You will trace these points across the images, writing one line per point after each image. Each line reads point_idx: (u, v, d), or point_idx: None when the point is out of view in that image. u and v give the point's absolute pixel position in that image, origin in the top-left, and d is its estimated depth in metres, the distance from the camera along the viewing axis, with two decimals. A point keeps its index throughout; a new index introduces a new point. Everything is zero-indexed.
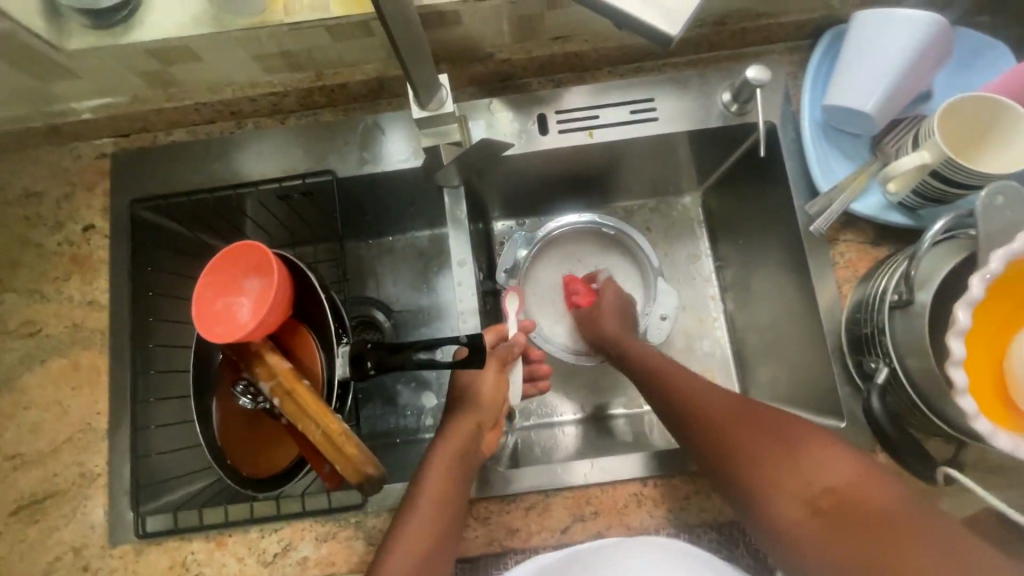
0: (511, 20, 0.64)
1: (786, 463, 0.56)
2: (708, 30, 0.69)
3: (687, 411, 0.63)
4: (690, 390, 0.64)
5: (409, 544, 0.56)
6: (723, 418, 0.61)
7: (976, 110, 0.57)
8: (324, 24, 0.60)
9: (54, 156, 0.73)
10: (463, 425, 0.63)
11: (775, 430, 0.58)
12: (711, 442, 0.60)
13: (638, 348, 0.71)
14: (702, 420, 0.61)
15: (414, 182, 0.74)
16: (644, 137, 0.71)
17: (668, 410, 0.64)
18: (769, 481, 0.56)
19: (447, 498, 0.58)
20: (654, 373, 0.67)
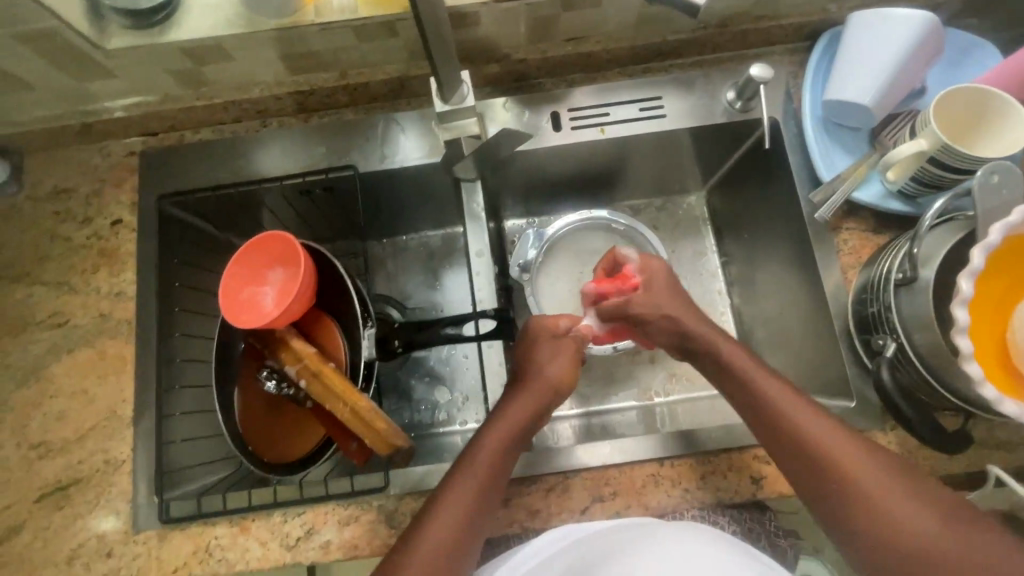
0: (528, 22, 0.67)
1: (873, 488, 0.53)
2: (712, 32, 0.73)
3: (783, 423, 0.57)
4: (786, 403, 0.58)
5: (443, 525, 0.56)
6: (827, 437, 0.56)
7: (969, 101, 0.60)
8: (352, 24, 0.63)
9: (83, 155, 0.75)
10: (527, 405, 0.63)
11: (869, 448, 0.55)
12: (807, 458, 0.56)
13: (737, 355, 0.63)
14: (793, 435, 0.57)
15: (432, 177, 0.77)
16: (653, 133, 0.75)
17: (759, 411, 0.60)
18: (855, 501, 0.53)
19: (488, 486, 0.58)
20: (750, 382, 0.61)
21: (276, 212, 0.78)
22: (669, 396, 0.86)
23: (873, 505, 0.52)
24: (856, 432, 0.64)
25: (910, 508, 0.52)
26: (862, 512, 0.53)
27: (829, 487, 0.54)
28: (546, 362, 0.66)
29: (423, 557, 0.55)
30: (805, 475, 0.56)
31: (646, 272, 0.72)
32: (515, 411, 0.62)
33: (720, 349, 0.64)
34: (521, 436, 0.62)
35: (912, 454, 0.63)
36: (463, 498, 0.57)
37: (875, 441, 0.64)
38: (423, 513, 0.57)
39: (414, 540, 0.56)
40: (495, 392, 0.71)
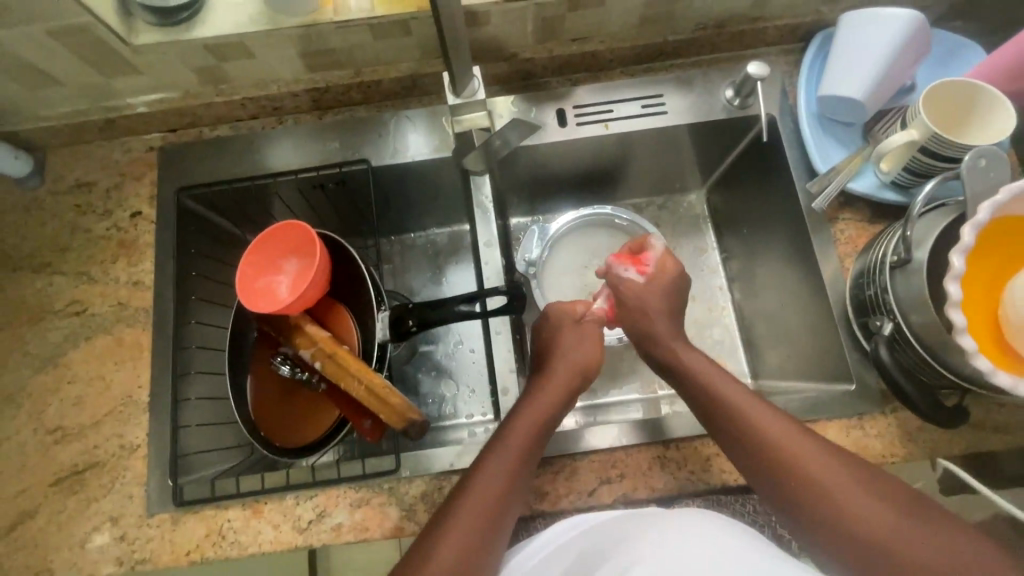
0: (535, 21, 0.70)
1: (829, 479, 0.53)
2: (710, 33, 0.76)
3: (737, 419, 0.59)
4: (741, 401, 0.60)
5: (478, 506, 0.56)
6: (778, 433, 0.56)
7: (956, 94, 0.63)
8: (369, 22, 0.66)
9: (105, 150, 0.78)
10: (556, 389, 0.65)
11: (821, 442, 0.56)
12: (763, 451, 0.56)
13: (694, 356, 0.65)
14: (747, 432, 0.58)
15: (441, 171, 0.79)
16: (654, 129, 0.78)
17: (713, 409, 0.61)
18: (812, 493, 0.53)
19: (518, 469, 0.59)
20: (708, 380, 0.62)
21: (290, 207, 0.80)
22: (672, 389, 0.87)
23: (831, 496, 0.52)
24: (857, 415, 0.66)
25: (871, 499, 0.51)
26: (821, 503, 0.52)
27: (787, 479, 0.54)
28: (576, 347, 0.68)
29: (457, 538, 0.54)
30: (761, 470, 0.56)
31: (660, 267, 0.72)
32: (545, 394, 0.64)
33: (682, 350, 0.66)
34: (549, 421, 0.63)
35: (912, 437, 0.65)
36: (497, 480, 0.57)
37: (876, 424, 0.65)
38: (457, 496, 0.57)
39: (448, 521, 0.55)
40: (505, 377, 0.72)
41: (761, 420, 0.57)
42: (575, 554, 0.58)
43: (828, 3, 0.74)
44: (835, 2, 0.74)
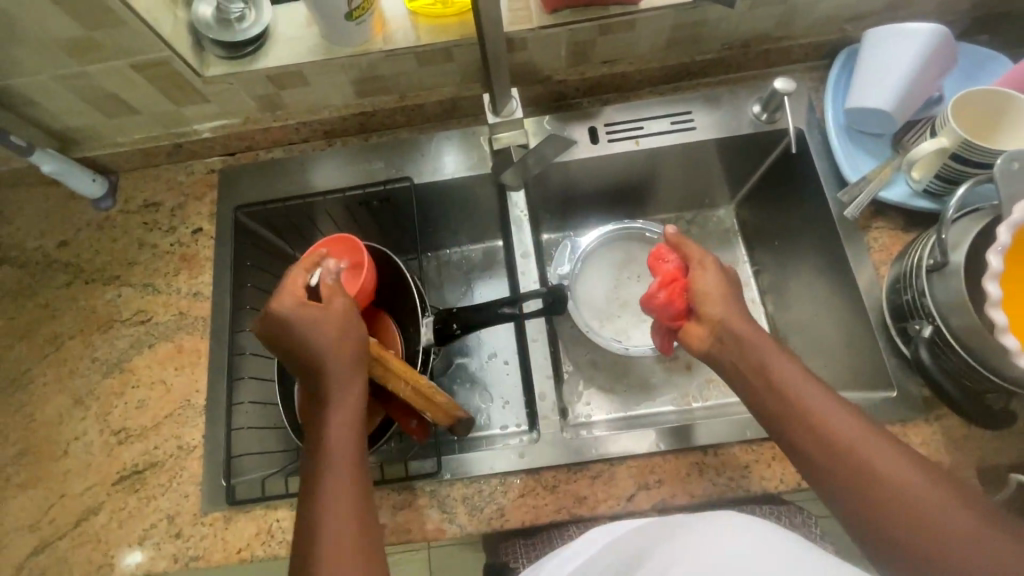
0: (568, 46, 0.74)
1: (913, 490, 0.50)
2: (736, 52, 0.79)
3: (823, 429, 0.54)
4: (831, 413, 0.54)
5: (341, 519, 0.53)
6: (864, 444, 0.53)
7: (987, 102, 0.64)
8: (414, 51, 0.71)
9: (171, 172, 0.85)
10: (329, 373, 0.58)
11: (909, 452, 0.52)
12: (843, 467, 0.52)
13: (776, 358, 0.58)
14: (829, 441, 0.53)
15: (478, 188, 0.83)
16: (684, 144, 0.80)
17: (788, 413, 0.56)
18: (896, 514, 0.50)
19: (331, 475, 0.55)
20: (795, 379, 0.57)
21: (336, 223, 0.85)
22: (707, 401, 0.87)
23: (918, 506, 0.49)
24: (899, 422, 0.65)
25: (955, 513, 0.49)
26: (902, 518, 0.50)
27: (881, 510, 0.50)
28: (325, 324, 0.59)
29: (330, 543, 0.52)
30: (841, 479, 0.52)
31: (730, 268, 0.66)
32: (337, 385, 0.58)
33: (762, 343, 0.59)
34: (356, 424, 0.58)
35: (959, 445, 0.64)
36: (345, 490, 0.54)
37: (919, 431, 0.65)
38: (311, 506, 0.54)
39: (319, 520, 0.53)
40: (541, 383, 0.73)
41: (839, 425, 0.54)
42: (618, 556, 0.55)
43: (853, 21, 0.77)
44: (859, 20, 0.76)
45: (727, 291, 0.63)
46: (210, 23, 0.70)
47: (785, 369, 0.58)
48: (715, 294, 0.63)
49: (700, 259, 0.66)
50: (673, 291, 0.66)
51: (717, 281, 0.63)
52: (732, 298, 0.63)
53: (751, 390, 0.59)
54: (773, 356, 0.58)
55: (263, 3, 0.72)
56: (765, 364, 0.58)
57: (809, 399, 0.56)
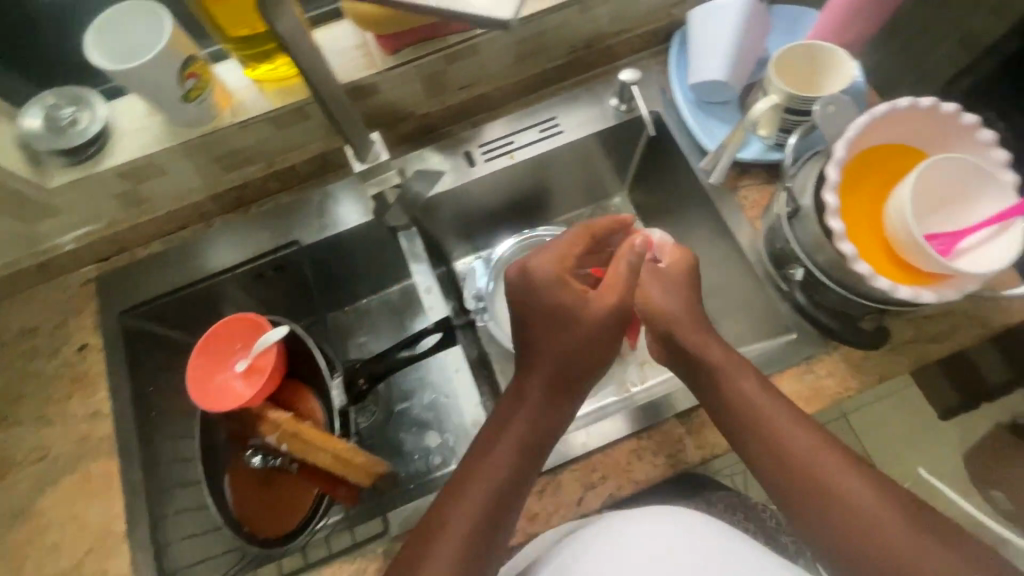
0: (421, 80, 0.75)
1: (855, 502, 0.54)
2: (581, 53, 0.83)
3: (784, 435, 0.58)
4: (802, 442, 0.57)
5: (461, 531, 0.56)
6: (832, 472, 0.56)
7: (803, 56, 0.70)
8: (266, 117, 0.71)
9: (43, 293, 0.80)
10: (538, 378, 0.61)
11: (847, 469, 0.56)
12: (814, 493, 0.56)
13: (745, 375, 0.61)
14: (785, 449, 0.57)
15: (371, 234, 0.82)
16: (557, 149, 0.83)
17: (765, 444, 0.58)
18: (862, 540, 0.53)
19: (486, 497, 0.57)
20: (744, 399, 0.60)
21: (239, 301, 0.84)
22: (645, 383, 0.88)
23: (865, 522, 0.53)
24: (806, 359, 0.69)
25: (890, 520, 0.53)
26: (865, 540, 0.53)
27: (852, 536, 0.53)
28: (540, 334, 0.61)
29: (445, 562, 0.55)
30: (795, 485, 0.57)
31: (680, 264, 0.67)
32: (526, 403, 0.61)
33: (727, 364, 0.62)
34: (535, 447, 0.60)
35: (861, 368, 0.68)
36: (474, 505, 0.57)
37: (825, 363, 0.69)
38: (440, 521, 0.57)
39: (433, 540, 0.56)
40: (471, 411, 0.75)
41: (812, 454, 0.57)
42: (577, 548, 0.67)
43: (678, 3, 0.82)
44: (683, 2, 0.82)
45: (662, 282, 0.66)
46: (41, 133, 0.67)
47: (758, 393, 0.60)
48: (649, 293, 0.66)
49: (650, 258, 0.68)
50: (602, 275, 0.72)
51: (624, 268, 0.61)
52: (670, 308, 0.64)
53: (716, 410, 0.62)
54: (743, 374, 0.61)
55: (93, 99, 0.69)
56: (732, 381, 0.61)
57: (784, 428, 0.58)
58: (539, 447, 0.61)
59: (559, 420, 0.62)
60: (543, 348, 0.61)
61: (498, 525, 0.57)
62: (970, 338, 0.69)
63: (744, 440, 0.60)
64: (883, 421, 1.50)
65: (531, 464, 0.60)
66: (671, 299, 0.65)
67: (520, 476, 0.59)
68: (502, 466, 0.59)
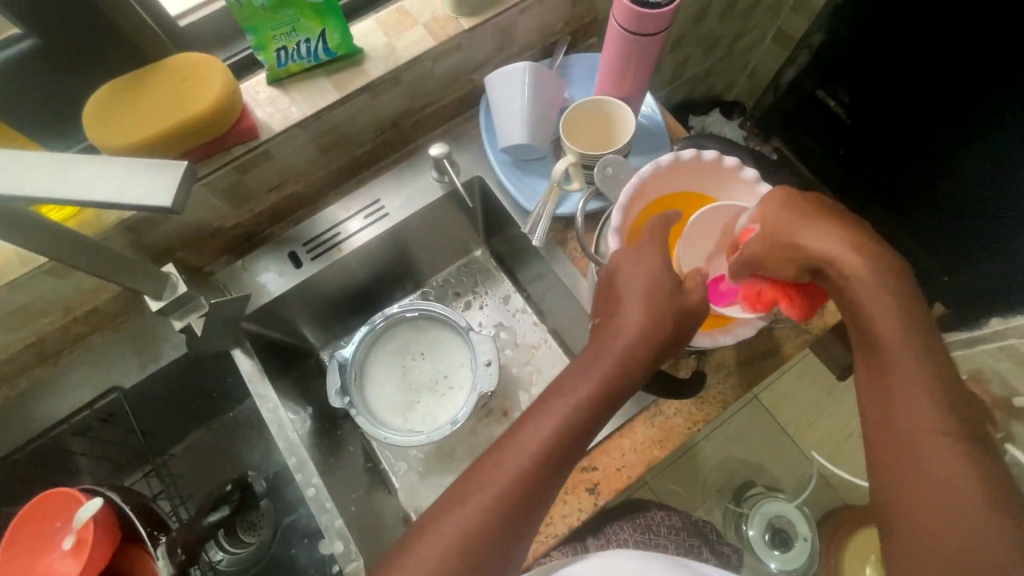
0: (219, 195, 0.71)
1: (917, 427, 0.47)
2: (391, 132, 0.82)
3: (891, 363, 0.48)
4: (924, 384, 0.47)
5: (469, 519, 0.50)
6: (917, 424, 0.47)
7: (587, 114, 0.72)
8: (40, 271, 0.64)
9: None
10: (610, 362, 0.53)
11: (925, 433, 0.46)
12: (888, 441, 0.48)
13: (877, 303, 0.49)
14: (885, 369, 0.49)
15: (208, 356, 0.77)
16: (387, 231, 0.82)
17: (892, 376, 0.48)
18: (926, 507, 0.45)
19: (516, 488, 0.51)
20: (884, 329, 0.49)
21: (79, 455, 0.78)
22: None
23: (916, 482, 0.46)
24: (653, 402, 0.70)
25: (965, 485, 0.44)
26: (932, 506, 0.45)
27: (917, 501, 0.46)
28: (627, 292, 0.55)
29: (439, 554, 0.50)
30: (871, 385, 0.50)
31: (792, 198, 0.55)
32: (587, 380, 0.53)
33: (858, 281, 0.50)
34: (568, 437, 0.52)
35: (704, 399, 0.70)
36: (492, 490, 0.51)
37: (671, 402, 0.70)
38: (456, 497, 0.52)
39: (448, 512, 0.51)
40: (334, 528, 0.72)
41: (901, 401, 0.48)
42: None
43: (477, 69, 0.82)
44: (481, 67, 0.82)
45: (787, 227, 0.52)
46: None
47: (895, 325, 0.48)
48: (788, 240, 0.52)
49: (757, 260, 0.54)
50: (776, 295, 0.55)
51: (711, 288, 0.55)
52: (796, 249, 0.52)
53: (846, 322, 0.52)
54: (869, 298, 0.49)
55: None
56: (854, 306, 0.50)
57: (900, 363, 0.48)
58: (577, 441, 0.53)
59: (644, 375, 0.54)
60: (620, 304, 0.55)
61: (519, 520, 0.51)
62: (794, 346, 0.73)
63: (864, 358, 0.51)
64: (786, 395, 1.59)
65: (571, 452, 0.53)
66: (834, 239, 0.51)
67: (547, 466, 0.52)
68: (531, 453, 0.51)
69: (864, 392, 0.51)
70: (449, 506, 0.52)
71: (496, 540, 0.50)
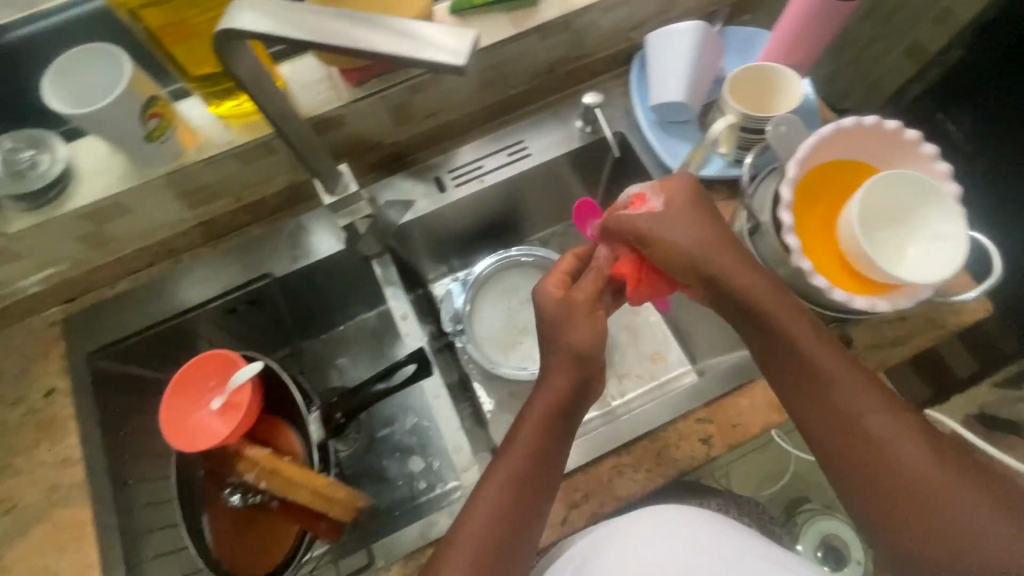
0: (387, 111, 0.76)
1: (865, 418, 0.55)
2: (545, 78, 0.85)
3: (820, 371, 0.57)
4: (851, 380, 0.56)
5: (479, 534, 0.57)
6: (868, 422, 0.55)
7: (754, 77, 0.73)
8: (233, 152, 0.70)
9: (6, 338, 0.78)
10: (557, 394, 0.62)
11: (881, 421, 0.55)
12: (849, 443, 0.55)
13: (788, 315, 0.59)
14: (820, 382, 0.57)
15: (349, 263, 0.83)
16: (526, 171, 0.85)
17: (819, 389, 0.57)
18: (911, 497, 0.52)
19: (515, 503, 0.59)
20: (791, 344, 0.58)
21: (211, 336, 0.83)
22: (624, 396, 0.89)
23: (898, 470, 0.53)
24: None
25: (913, 451, 0.53)
26: (914, 497, 0.52)
27: (901, 491, 0.53)
28: (575, 329, 0.62)
29: (466, 556, 0.56)
30: (810, 405, 0.57)
31: (667, 199, 0.64)
32: (536, 409, 0.62)
33: (772, 296, 0.59)
34: (541, 463, 0.60)
35: None
36: (485, 513, 0.58)
37: None
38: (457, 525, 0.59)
39: (453, 537, 0.58)
40: (453, 437, 0.74)
41: (848, 398, 0.56)
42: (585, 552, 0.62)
43: (636, 28, 0.84)
44: (640, 27, 0.84)
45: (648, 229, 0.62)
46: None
47: (802, 332, 0.58)
48: (641, 228, 0.62)
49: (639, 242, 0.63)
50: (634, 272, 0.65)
51: (597, 280, 0.64)
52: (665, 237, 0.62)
53: (756, 343, 0.61)
54: (782, 314, 0.59)
55: (53, 140, 0.68)
56: (766, 320, 0.59)
57: (823, 370, 0.57)
58: (552, 453, 0.61)
59: (587, 392, 0.63)
60: (566, 342, 0.62)
61: (520, 527, 0.58)
62: (926, 339, 0.72)
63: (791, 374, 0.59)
64: None
65: (545, 472, 0.60)
66: (686, 231, 0.62)
67: (531, 481, 0.59)
68: (510, 477, 0.59)
69: (801, 413, 0.58)
70: (455, 532, 0.58)
71: (507, 543, 0.57)
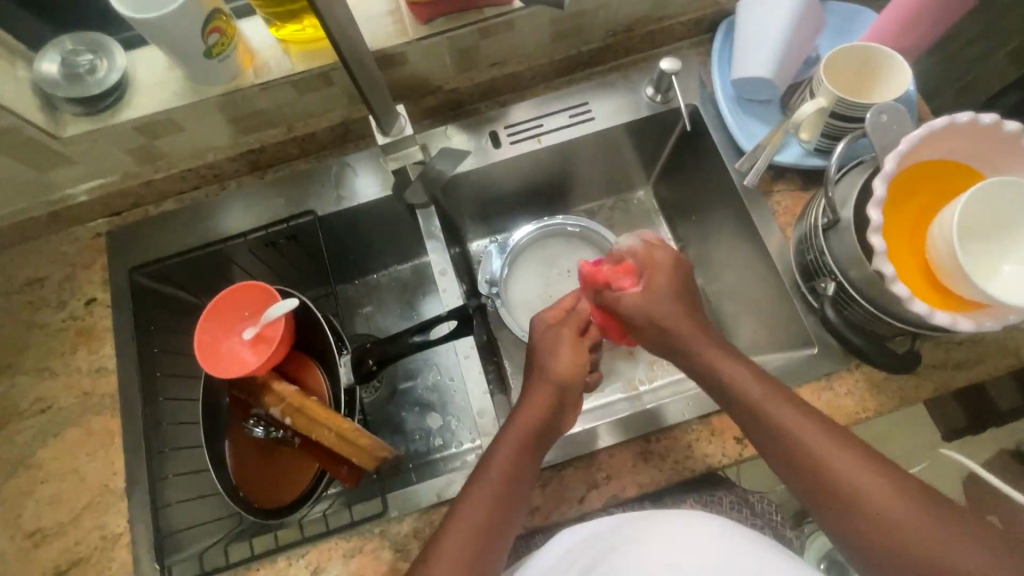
0: (451, 54, 0.73)
1: (835, 469, 0.50)
2: (620, 37, 0.80)
3: (779, 426, 0.53)
4: (816, 431, 0.52)
5: (462, 546, 0.53)
6: (843, 470, 0.50)
7: (856, 59, 0.66)
8: (290, 79, 0.68)
9: (54, 242, 0.79)
10: (539, 407, 0.61)
11: (858, 466, 0.50)
12: (822, 494, 0.50)
13: (747, 380, 0.56)
14: (782, 436, 0.53)
15: (392, 210, 0.81)
16: (586, 135, 0.81)
17: (780, 445, 0.53)
18: (902, 554, 0.46)
19: (499, 509, 0.55)
20: (751, 402, 0.55)
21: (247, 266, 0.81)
22: (654, 382, 0.86)
23: (882, 527, 0.47)
24: (826, 375, 0.67)
25: (890, 500, 0.48)
26: (905, 553, 0.46)
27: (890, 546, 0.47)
28: (558, 352, 0.65)
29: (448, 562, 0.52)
30: (776, 458, 0.53)
31: (647, 274, 0.67)
32: (518, 418, 0.61)
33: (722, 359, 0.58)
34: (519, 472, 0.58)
35: (881, 389, 0.66)
36: (468, 523, 0.54)
37: (843, 381, 0.67)
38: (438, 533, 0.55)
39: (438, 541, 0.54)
40: (479, 399, 0.73)
41: (818, 450, 0.51)
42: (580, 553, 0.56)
43: None
44: None
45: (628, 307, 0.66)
46: (57, 80, 0.64)
47: (759, 388, 0.55)
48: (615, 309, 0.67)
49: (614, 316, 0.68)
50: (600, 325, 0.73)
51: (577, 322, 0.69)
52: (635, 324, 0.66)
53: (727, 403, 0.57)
54: (737, 377, 0.57)
55: (113, 47, 0.66)
56: (725, 387, 0.57)
57: (784, 421, 0.53)
58: (534, 461, 0.59)
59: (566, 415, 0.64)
60: (549, 368, 0.64)
61: (498, 537, 0.54)
62: (997, 367, 0.67)
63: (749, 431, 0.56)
64: None
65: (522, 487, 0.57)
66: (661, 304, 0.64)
67: (516, 483, 0.57)
68: (494, 481, 0.57)
69: (774, 466, 0.54)
70: (436, 540, 0.54)
71: (489, 552, 0.54)
